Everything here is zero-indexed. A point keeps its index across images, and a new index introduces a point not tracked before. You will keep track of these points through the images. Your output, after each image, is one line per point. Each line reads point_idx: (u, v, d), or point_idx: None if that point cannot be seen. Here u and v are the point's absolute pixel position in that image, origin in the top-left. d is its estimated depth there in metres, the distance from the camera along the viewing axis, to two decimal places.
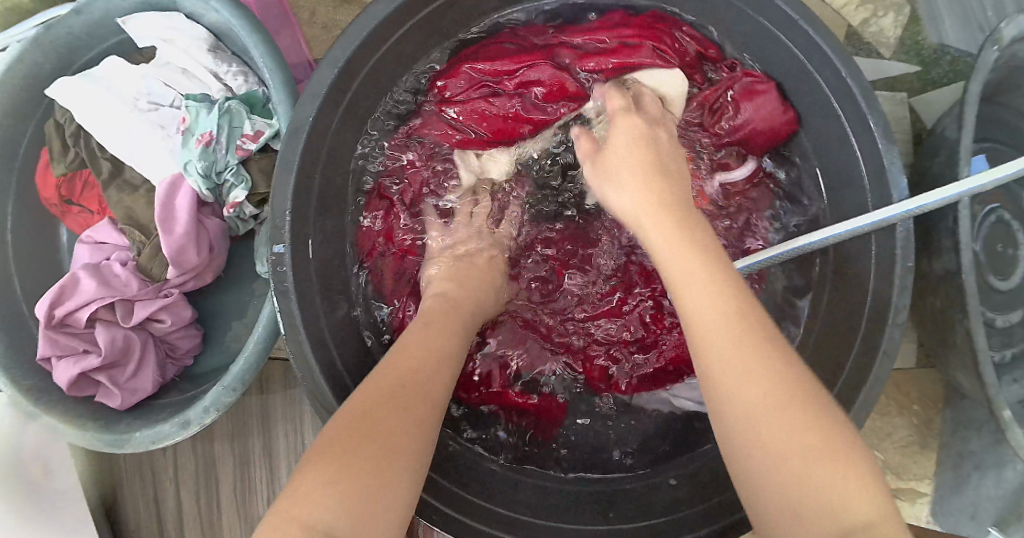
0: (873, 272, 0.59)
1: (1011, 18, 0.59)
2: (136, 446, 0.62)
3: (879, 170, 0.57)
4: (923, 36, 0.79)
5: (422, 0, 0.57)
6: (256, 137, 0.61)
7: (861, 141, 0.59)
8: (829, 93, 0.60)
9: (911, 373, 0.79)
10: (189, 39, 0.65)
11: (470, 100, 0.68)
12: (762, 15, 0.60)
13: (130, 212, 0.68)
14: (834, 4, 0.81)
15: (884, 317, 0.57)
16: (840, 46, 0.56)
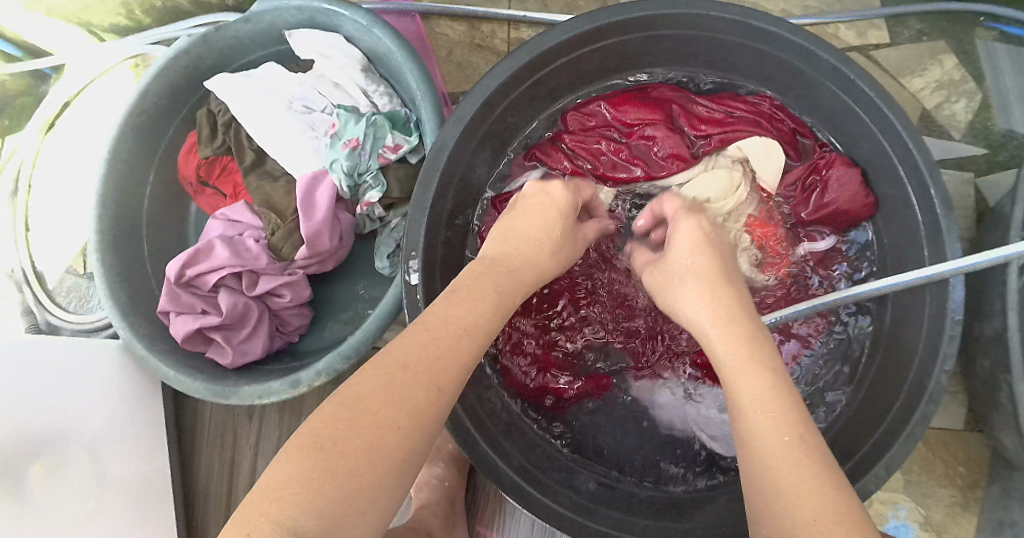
0: (926, 326, 0.64)
1: None
2: (241, 399, 0.69)
3: (936, 237, 0.63)
4: (993, 122, 0.84)
5: (561, 49, 0.64)
6: (396, 149, 0.71)
7: (923, 213, 0.64)
8: (899, 166, 0.66)
9: (959, 435, 0.81)
10: (347, 59, 0.75)
11: (584, 145, 0.74)
12: (843, 89, 0.66)
13: (267, 197, 0.77)
14: (910, 87, 0.87)
15: (933, 361, 0.62)
16: (911, 125, 0.62)
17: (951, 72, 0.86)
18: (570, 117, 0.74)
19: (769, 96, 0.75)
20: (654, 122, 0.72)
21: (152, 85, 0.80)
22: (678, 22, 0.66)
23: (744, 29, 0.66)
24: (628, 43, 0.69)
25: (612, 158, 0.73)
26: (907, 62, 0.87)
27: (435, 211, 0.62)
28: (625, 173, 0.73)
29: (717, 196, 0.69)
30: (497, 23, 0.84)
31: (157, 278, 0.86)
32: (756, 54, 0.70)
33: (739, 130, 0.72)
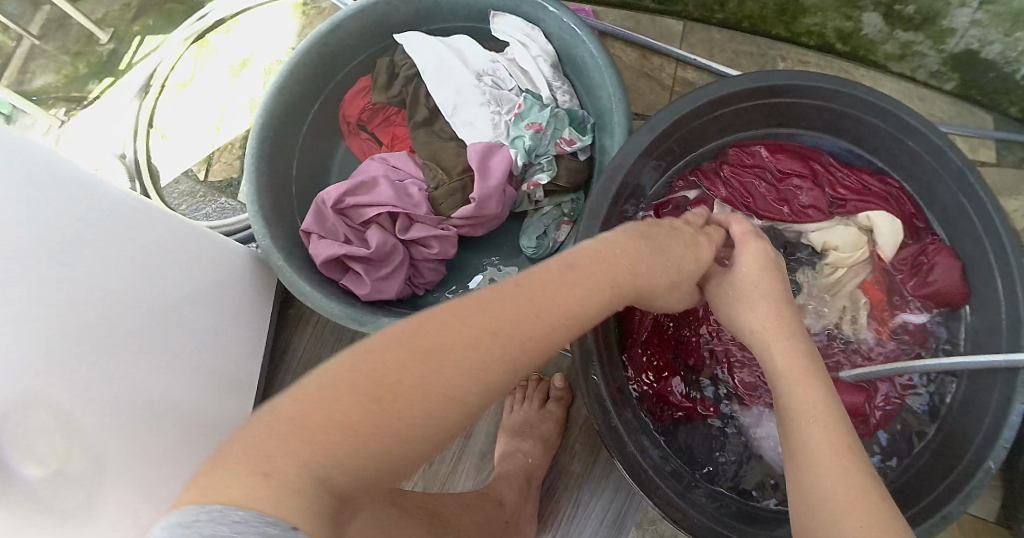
0: (992, 409, 0.71)
1: None
2: (377, 327, 0.73)
3: (1016, 335, 0.70)
4: None
5: (736, 96, 0.72)
6: (571, 143, 0.77)
7: (1009, 314, 0.71)
8: (995, 271, 0.72)
9: (991, 528, 0.88)
10: (541, 52, 0.82)
11: (740, 176, 0.79)
12: (965, 198, 0.73)
13: (433, 151, 0.84)
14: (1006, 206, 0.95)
15: (994, 437, 0.69)
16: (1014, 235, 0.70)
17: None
18: (732, 153, 0.79)
19: (904, 186, 0.80)
20: (802, 177, 0.79)
21: (348, 23, 0.87)
22: (842, 100, 0.73)
23: (894, 121, 0.73)
24: (798, 107, 0.76)
25: (761, 200, 0.79)
26: None
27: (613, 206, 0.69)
28: (771, 213, 0.78)
29: (847, 247, 0.76)
30: (668, 60, 0.92)
31: (297, 200, 0.90)
32: (897, 149, 0.77)
33: (870, 202, 0.79)
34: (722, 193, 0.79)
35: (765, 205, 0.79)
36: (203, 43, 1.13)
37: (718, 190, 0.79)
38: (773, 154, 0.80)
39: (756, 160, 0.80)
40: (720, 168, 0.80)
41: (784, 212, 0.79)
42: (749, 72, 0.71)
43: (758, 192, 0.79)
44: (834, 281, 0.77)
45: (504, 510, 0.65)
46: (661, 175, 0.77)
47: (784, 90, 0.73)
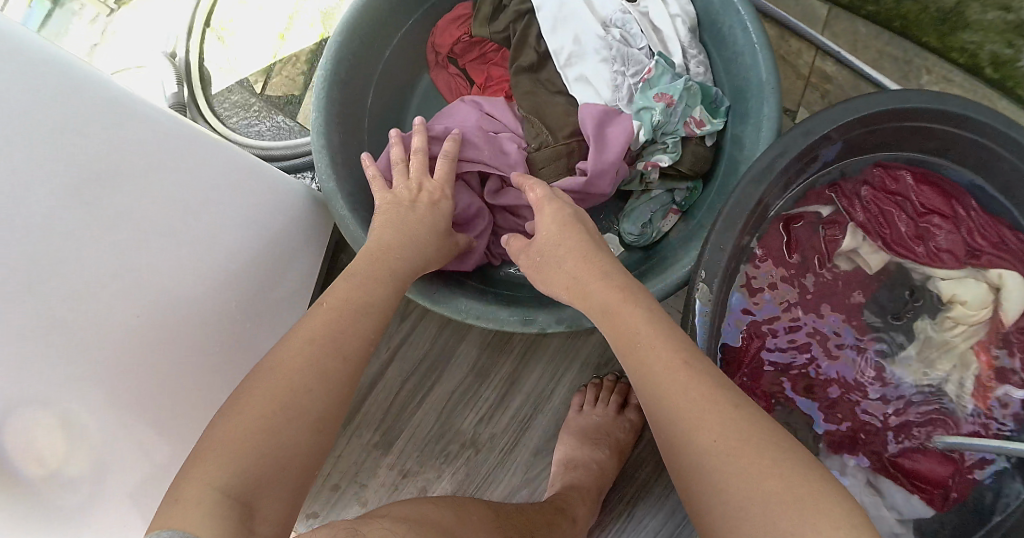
0: None
1: None
2: (451, 310, 0.64)
3: None
4: None
5: (897, 115, 0.64)
6: (700, 124, 0.71)
7: None
8: None
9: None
10: (681, 11, 0.73)
11: (880, 199, 0.71)
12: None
13: (537, 105, 0.75)
14: None
15: None
16: None
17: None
18: (873, 174, 0.71)
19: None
20: (939, 214, 0.70)
21: None
22: (1003, 139, 0.62)
23: None
24: (957, 139, 0.66)
25: (890, 229, 0.71)
26: None
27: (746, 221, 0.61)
28: (898, 247, 0.70)
29: (975, 303, 0.68)
30: (807, 45, 0.91)
31: (368, 134, 0.79)
32: None
33: (1006, 259, 0.68)
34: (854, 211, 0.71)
35: (898, 238, 0.71)
36: None
37: (853, 210, 0.71)
38: (927, 185, 0.71)
39: (894, 187, 0.71)
40: (865, 187, 0.72)
41: (915, 250, 0.70)
42: (919, 89, 0.62)
43: (896, 222, 0.71)
44: (943, 335, 0.69)
45: (574, 528, 0.62)
46: (797, 183, 0.68)
47: (947, 117, 0.63)
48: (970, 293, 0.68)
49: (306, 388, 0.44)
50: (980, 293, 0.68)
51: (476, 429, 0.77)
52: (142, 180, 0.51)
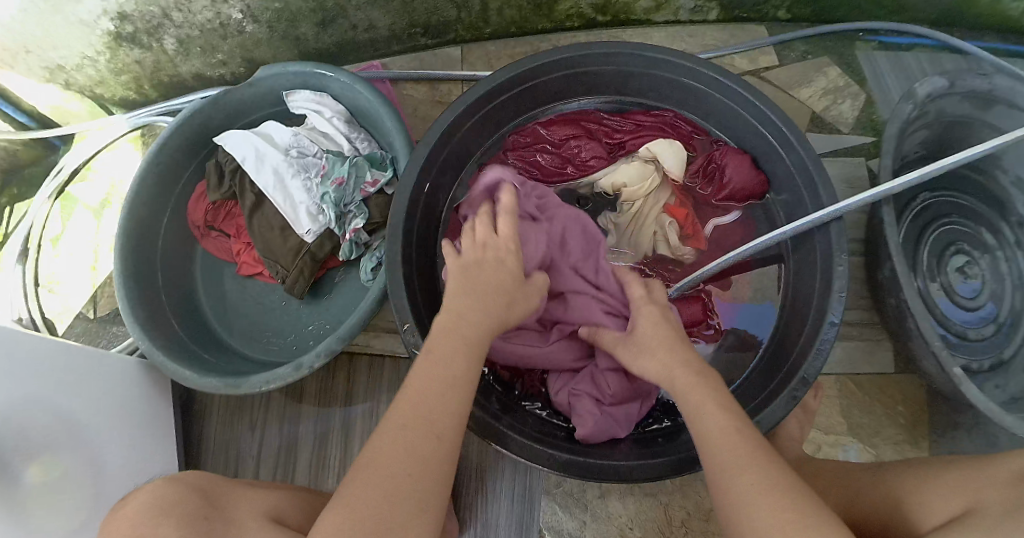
0: (820, 264, 0.75)
1: (923, 83, 0.81)
2: (250, 387, 0.79)
3: (815, 193, 0.77)
4: (877, 115, 0.96)
5: (500, 89, 0.83)
6: (374, 183, 0.86)
7: (799, 174, 0.80)
8: (777, 146, 0.81)
9: (892, 379, 0.85)
10: (332, 113, 0.91)
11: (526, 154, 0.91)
12: (726, 95, 0.83)
13: (266, 242, 0.91)
14: (801, 97, 0.98)
15: (827, 291, 0.71)
16: (795, 127, 0.78)
17: (835, 80, 0.98)
18: (517, 138, 0.92)
19: (671, 108, 0.92)
20: (579, 136, 0.92)
21: (170, 138, 0.93)
22: (594, 60, 0.84)
23: (643, 60, 0.83)
24: (556, 80, 0.87)
25: (554, 166, 0.91)
26: (796, 78, 0.98)
27: (408, 235, 0.77)
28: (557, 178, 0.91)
29: (632, 181, 0.87)
30: (454, 83, 1.04)
31: (169, 306, 0.93)
32: (656, 81, 0.87)
33: (644, 136, 0.90)
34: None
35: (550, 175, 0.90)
36: (64, 197, 1.18)
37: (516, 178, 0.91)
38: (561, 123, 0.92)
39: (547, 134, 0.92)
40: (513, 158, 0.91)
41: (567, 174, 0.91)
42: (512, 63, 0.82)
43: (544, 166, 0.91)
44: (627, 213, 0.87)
45: None
46: (454, 184, 0.89)
47: (545, 69, 0.84)
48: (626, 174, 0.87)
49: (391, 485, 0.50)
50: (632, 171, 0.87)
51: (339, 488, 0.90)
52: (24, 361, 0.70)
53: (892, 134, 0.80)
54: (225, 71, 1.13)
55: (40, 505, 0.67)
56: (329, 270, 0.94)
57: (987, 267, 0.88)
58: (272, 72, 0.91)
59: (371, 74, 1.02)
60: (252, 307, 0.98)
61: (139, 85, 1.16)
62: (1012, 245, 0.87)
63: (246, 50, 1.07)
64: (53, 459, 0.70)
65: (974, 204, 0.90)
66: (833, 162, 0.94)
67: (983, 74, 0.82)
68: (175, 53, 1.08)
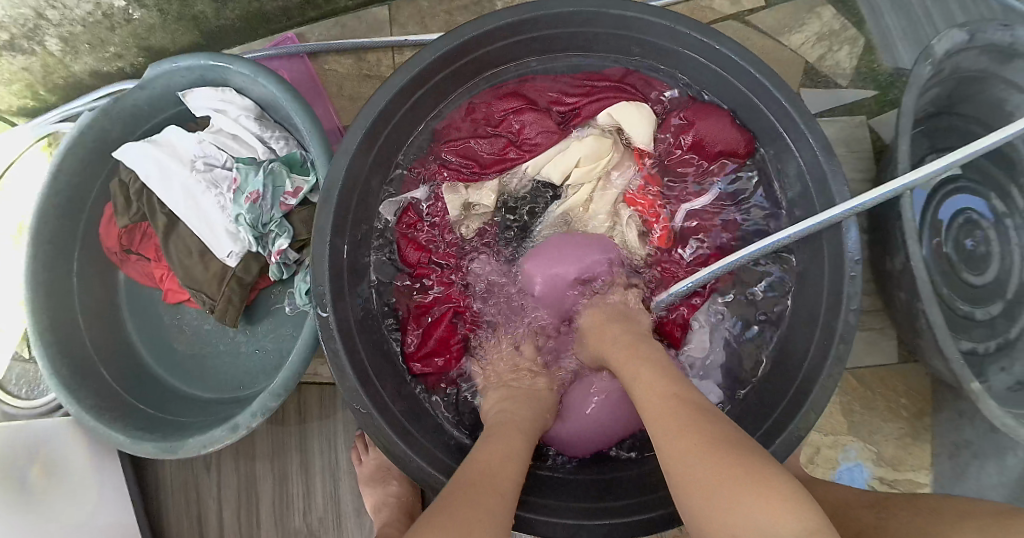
0: (827, 264, 0.65)
1: (941, 37, 0.67)
2: (189, 451, 0.70)
3: (822, 180, 0.66)
4: (878, 64, 0.82)
5: (430, 73, 0.69)
6: (296, 193, 0.74)
7: (796, 143, 0.67)
8: (771, 117, 0.69)
9: (895, 369, 0.81)
10: (240, 111, 0.78)
11: (464, 137, 0.79)
12: (708, 59, 0.69)
13: (188, 272, 0.79)
14: (790, 45, 0.84)
15: (837, 302, 0.63)
16: (785, 89, 0.65)
17: (830, 23, 0.84)
18: (456, 121, 0.79)
19: (634, 70, 0.78)
20: (523, 111, 0.78)
21: (62, 163, 0.80)
22: (544, 22, 0.69)
23: (605, 18, 0.69)
24: (504, 48, 0.72)
25: (497, 150, 0.79)
26: (784, 20, 0.84)
27: (336, 265, 0.66)
28: (500, 166, 0.78)
29: (587, 159, 0.75)
30: (381, 51, 0.89)
31: (97, 350, 0.84)
32: (620, 40, 0.72)
33: (604, 98, 0.77)
34: (446, 175, 0.79)
35: (500, 158, 0.78)
36: None
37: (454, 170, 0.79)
38: (501, 93, 0.78)
39: (488, 113, 0.79)
40: (451, 146, 0.79)
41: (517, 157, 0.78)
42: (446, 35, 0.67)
43: (489, 150, 0.79)
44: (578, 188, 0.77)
45: None
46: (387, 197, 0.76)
47: (482, 41, 0.69)
48: (581, 149, 0.75)
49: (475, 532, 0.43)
50: (589, 147, 0.75)
51: (308, 523, 0.83)
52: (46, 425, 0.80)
53: (909, 106, 0.67)
54: (125, 64, 0.98)
55: (52, 500, 0.76)
56: (262, 289, 0.83)
57: (999, 239, 0.79)
58: (164, 69, 0.77)
59: (285, 49, 0.86)
60: (190, 341, 0.88)
61: (34, 91, 1.01)
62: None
63: (141, 38, 0.92)
64: (53, 459, 0.78)
65: (987, 165, 0.81)
66: (830, 120, 0.83)
67: (1007, 24, 0.68)
68: (62, 53, 0.93)
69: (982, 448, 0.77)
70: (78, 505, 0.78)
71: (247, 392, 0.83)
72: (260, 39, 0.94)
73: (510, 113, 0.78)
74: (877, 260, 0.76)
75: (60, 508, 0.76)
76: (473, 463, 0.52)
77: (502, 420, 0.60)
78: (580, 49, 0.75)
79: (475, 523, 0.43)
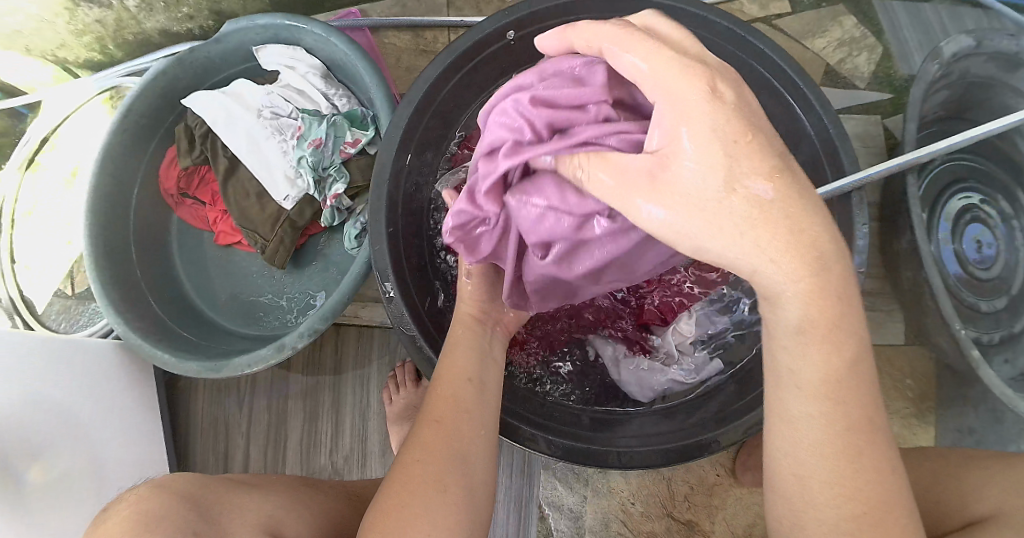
0: (840, 235, 0.71)
1: (948, 40, 0.77)
2: (234, 370, 0.75)
3: (837, 161, 0.72)
4: (895, 69, 0.91)
5: (489, 41, 0.76)
6: (355, 143, 0.80)
7: (815, 125, 0.74)
8: (794, 104, 0.76)
9: (903, 351, 0.87)
10: (309, 69, 0.84)
11: None
12: (740, 48, 0.76)
13: (244, 211, 0.85)
14: (814, 48, 0.93)
15: (849, 268, 0.69)
16: (809, 77, 0.72)
17: (851, 31, 0.92)
18: None
19: None
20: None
21: (134, 104, 0.86)
22: (594, 5, 0.77)
23: (648, 6, 0.76)
24: (557, 26, 0.79)
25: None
26: (809, 27, 0.93)
27: (392, 204, 0.72)
28: None
29: None
30: (437, 29, 0.96)
31: (147, 282, 0.89)
32: None
33: None
34: None
35: None
36: (31, 165, 1.09)
37: None
38: None
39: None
40: None
41: None
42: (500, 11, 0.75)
43: None
44: None
45: None
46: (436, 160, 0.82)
47: (538, 16, 0.76)
48: None
49: (442, 483, 0.51)
50: None
51: (332, 461, 0.87)
52: (58, 366, 0.73)
53: (915, 98, 0.77)
54: (193, 26, 1.05)
55: (48, 507, 0.66)
56: (312, 235, 0.88)
57: (1006, 235, 0.86)
58: (241, 26, 0.83)
59: (348, 22, 0.92)
60: (233, 282, 0.93)
61: (102, 45, 1.08)
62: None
63: (213, 2, 1.00)
64: (51, 460, 0.68)
65: (995, 170, 0.86)
66: (848, 119, 0.91)
67: (1012, 34, 0.78)
68: (138, 9, 1.00)
69: (984, 435, 0.81)
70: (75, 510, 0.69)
71: (286, 330, 0.88)
72: (323, 12, 1.02)
73: None
74: (889, 245, 0.83)
75: (56, 516, 0.66)
76: (434, 401, 0.57)
77: (454, 329, 0.64)
78: None
79: (446, 478, 0.52)
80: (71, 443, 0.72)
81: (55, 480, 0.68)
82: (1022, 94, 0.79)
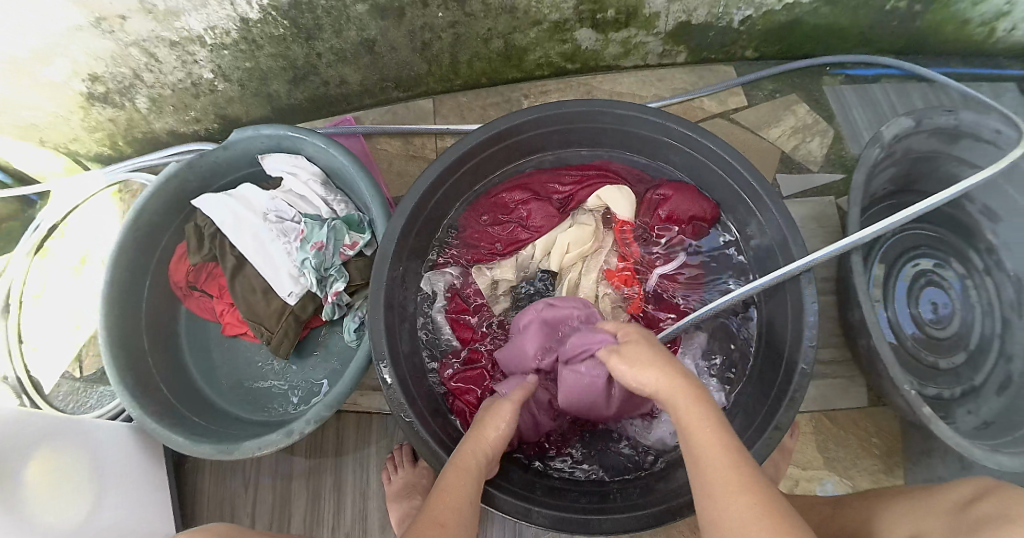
0: (791, 313, 0.80)
1: (888, 125, 0.86)
2: (243, 453, 0.80)
3: (785, 246, 0.81)
4: (846, 151, 1.02)
5: (474, 153, 0.84)
6: (354, 246, 0.88)
7: (759, 207, 0.83)
8: (745, 197, 0.85)
9: (868, 412, 0.95)
10: (310, 176, 0.93)
11: (482, 224, 0.95)
12: (696, 150, 0.86)
13: (251, 307, 0.92)
14: (769, 137, 1.03)
15: (799, 340, 0.77)
16: (758, 175, 0.81)
17: (804, 118, 1.03)
18: (480, 207, 0.94)
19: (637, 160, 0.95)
20: (528, 202, 0.93)
21: (147, 204, 0.94)
22: (566, 118, 0.86)
23: (612, 117, 0.86)
24: (538, 135, 0.89)
25: (509, 235, 0.93)
26: (764, 118, 1.04)
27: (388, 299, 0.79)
28: (513, 248, 0.93)
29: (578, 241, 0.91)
30: (426, 137, 1.06)
31: (157, 369, 0.94)
32: (623, 133, 0.89)
33: (593, 186, 0.94)
34: (466, 257, 0.94)
35: (511, 238, 0.93)
36: (41, 252, 1.17)
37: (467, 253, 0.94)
38: (514, 183, 0.94)
39: (502, 202, 0.94)
40: (471, 231, 0.94)
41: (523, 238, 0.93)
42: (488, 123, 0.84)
43: (502, 238, 0.93)
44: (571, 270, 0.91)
45: None
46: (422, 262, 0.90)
47: (519, 128, 0.85)
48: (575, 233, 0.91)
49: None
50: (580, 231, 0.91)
51: None
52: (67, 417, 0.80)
53: (858, 182, 0.84)
54: (200, 127, 1.14)
55: (46, 505, 0.72)
56: (313, 328, 0.95)
57: (957, 296, 0.96)
58: (247, 135, 0.92)
59: (344, 130, 1.02)
60: (236, 370, 1.00)
61: (112, 141, 1.15)
62: (982, 273, 0.96)
63: (219, 108, 1.08)
64: (53, 457, 0.75)
65: (945, 234, 0.99)
66: (802, 201, 1.00)
67: (950, 110, 0.87)
68: (149, 111, 1.08)
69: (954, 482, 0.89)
70: (71, 511, 0.74)
71: (289, 414, 0.94)
72: (320, 118, 1.12)
73: (517, 202, 0.93)
74: (846, 317, 0.91)
75: (49, 513, 0.72)
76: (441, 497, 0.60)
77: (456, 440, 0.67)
78: (592, 138, 0.92)
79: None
80: (72, 471, 0.77)
81: (42, 507, 0.71)
82: (966, 163, 0.92)
